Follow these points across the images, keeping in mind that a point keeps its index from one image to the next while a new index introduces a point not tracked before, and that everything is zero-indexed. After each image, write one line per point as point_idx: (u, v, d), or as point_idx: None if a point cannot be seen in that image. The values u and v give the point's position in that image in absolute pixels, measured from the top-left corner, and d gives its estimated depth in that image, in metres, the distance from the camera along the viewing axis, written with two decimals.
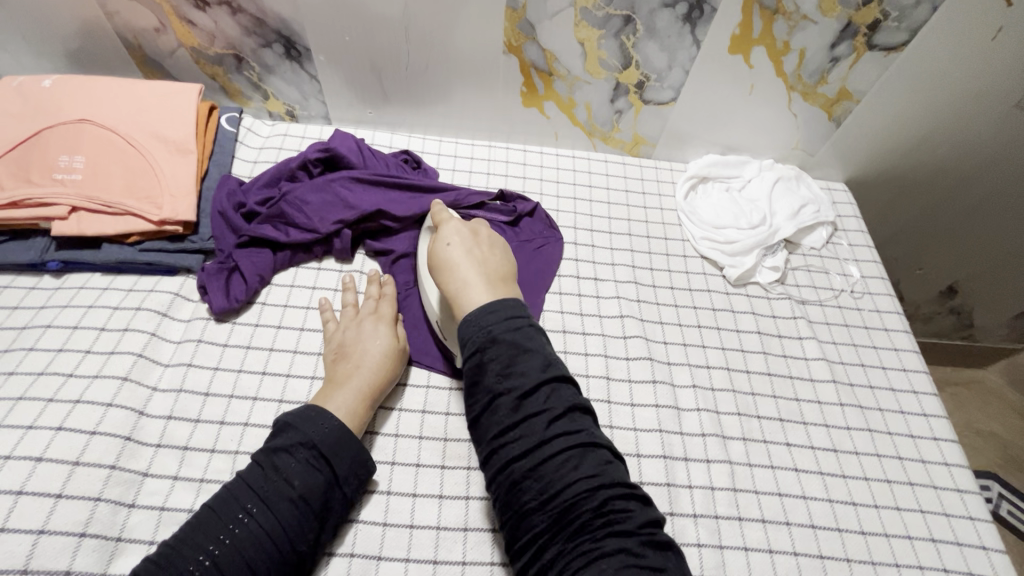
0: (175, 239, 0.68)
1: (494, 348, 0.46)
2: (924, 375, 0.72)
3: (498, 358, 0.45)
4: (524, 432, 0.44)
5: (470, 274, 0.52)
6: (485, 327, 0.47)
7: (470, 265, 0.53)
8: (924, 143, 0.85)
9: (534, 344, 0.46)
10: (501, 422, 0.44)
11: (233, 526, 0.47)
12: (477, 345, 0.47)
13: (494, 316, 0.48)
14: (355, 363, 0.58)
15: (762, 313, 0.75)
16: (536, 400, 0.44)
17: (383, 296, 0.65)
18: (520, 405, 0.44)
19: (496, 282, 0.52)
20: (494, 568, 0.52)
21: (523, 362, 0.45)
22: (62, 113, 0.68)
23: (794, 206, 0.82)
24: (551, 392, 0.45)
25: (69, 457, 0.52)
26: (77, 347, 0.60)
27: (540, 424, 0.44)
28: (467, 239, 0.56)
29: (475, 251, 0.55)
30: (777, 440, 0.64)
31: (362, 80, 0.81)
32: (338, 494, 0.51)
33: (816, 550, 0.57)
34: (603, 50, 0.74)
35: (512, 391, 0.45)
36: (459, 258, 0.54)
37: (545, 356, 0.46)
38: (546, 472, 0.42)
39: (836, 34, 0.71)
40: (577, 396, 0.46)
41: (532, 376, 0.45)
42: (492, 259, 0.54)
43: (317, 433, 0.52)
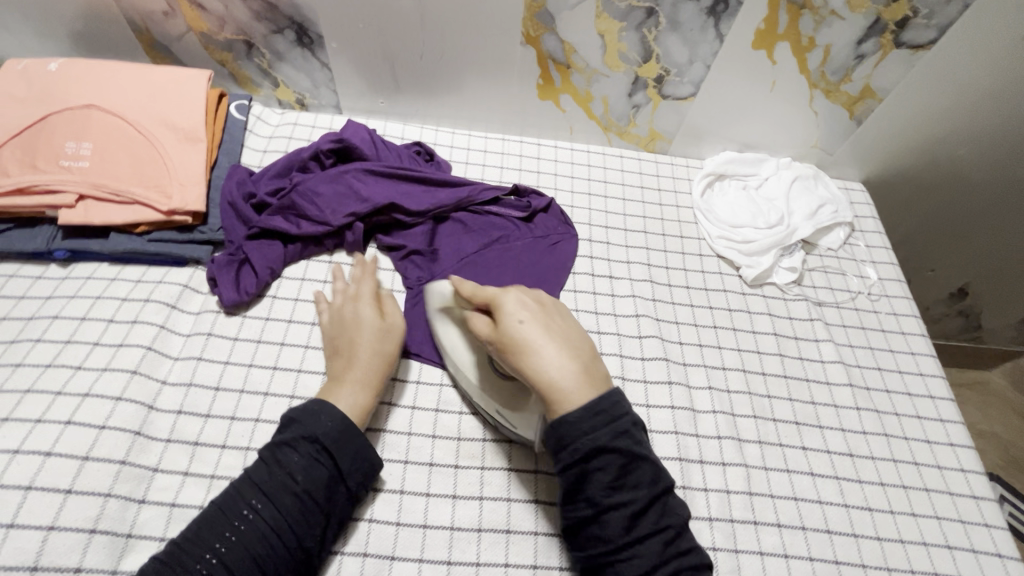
0: (183, 229, 0.66)
1: (606, 461, 0.44)
2: (941, 380, 0.71)
3: (609, 470, 0.44)
4: (635, 551, 0.44)
5: (562, 364, 0.45)
6: (593, 435, 0.44)
7: (557, 351, 0.46)
8: (944, 144, 0.84)
9: (644, 454, 0.46)
10: (612, 539, 0.44)
11: (238, 522, 0.46)
12: (585, 455, 0.44)
13: (602, 423, 0.44)
14: (349, 356, 0.57)
15: (778, 314, 0.74)
16: (648, 516, 0.44)
17: (360, 277, 0.64)
18: (633, 522, 0.44)
19: (588, 366, 0.47)
20: (509, 569, 0.52)
21: (636, 477, 0.45)
22: (69, 98, 0.67)
23: (812, 205, 0.81)
24: (661, 509, 0.45)
25: (78, 452, 0.51)
26: (85, 339, 0.58)
27: (655, 546, 0.44)
28: (537, 312, 0.48)
29: (554, 329, 0.48)
30: (793, 444, 0.64)
31: (375, 69, 0.79)
32: (343, 489, 0.50)
33: (831, 555, 0.57)
34: (623, 43, 0.72)
35: (625, 509, 0.44)
36: (542, 344, 0.46)
37: (655, 469, 0.46)
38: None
39: (863, 30, 0.70)
40: (678, 508, 0.47)
41: (647, 493, 0.45)
42: (571, 334, 0.48)
43: (319, 427, 0.50)
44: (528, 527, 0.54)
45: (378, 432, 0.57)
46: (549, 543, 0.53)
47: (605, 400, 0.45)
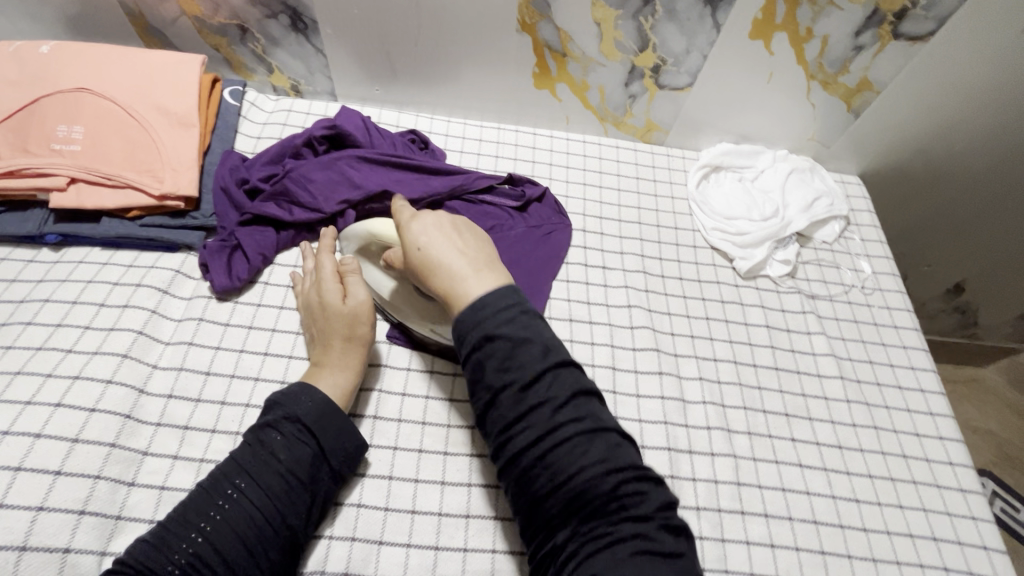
0: (176, 214, 0.66)
1: (490, 345, 0.43)
2: (932, 374, 0.71)
3: (496, 354, 0.43)
4: (528, 424, 0.42)
5: (454, 266, 0.47)
6: (476, 324, 0.44)
7: (451, 255, 0.48)
8: (942, 138, 0.83)
9: (531, 332, 0.44)
10: (504, 416, 0.43)
11: (222, 501, 0.46)
12: (471, 344, 0.44)
13: (485, 311, 0.44)
14: (321, 345, 0.57)
15: (771, 307, 0.74)
16: (539, 388, 0.43)
17: (323, 258, 0.61)
18: (523, 394, 0.43)
19: (481, 268, 0.48)
20: (496, 555, 0.52)
21: (522, 354, 0.43)
22: (61, 81, 0.66)
23: (808, 198, 0.81)
24: (553, 382, 0.43)
25: (68, 434, 0.51)
26: (77, 323, 0.58)
27: (544, 416, 0.42)
28: (441, 225, 0.50)
29: (450, 238, 0.49)
30: (782, 435, 0.64)
31: (371, 56, 0.78)
32: (326, 468, 0.50)
33: (817, 545, 0.57)
34: (619, 31, 0.72)
35: (514, 385, 0.43)
36: (435, 252, 0.48)
37: (544, 343, 0.44)
38: (556, 459, 0.42)
39: (862, 21, 0.69)
40: (580, 379, 0.44)
41: (533, 369, 0.43)
42: (472, 244, 0.49)
43: (301, 407, 0.51)
44: None
45: (369, 418, 0.57)
46: None
47: (490, 292, 0.45)
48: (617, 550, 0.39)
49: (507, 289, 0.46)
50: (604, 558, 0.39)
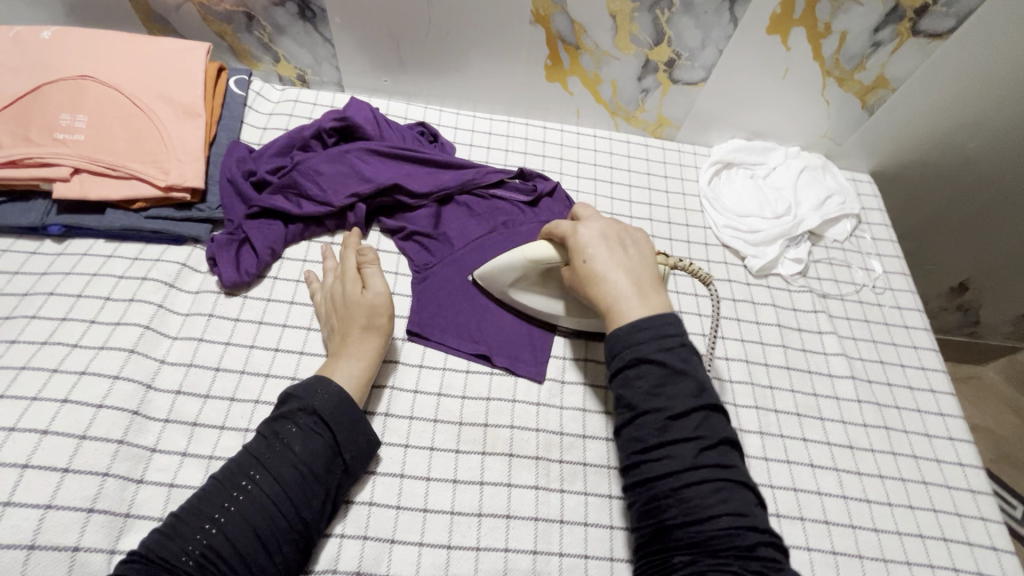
0: (181, 207, 0.65)
1: (641, 367, 0.45)
2: (943, 374, 0.71)
3: (648, 377, 0.45)
4: (668, 453, 0.43)
5: (619, 284, 0.49)
6: (630, 344, 0.46)
7: (617, 273, 0.50)
8: (956, 137, 0.83)
9: (688, 368, 0.45)
10: (644, 438, 0.44)
11: (237, 493, 0.46)
12: (623, 361, 0.46)
13: (643, 333, 0.46)
14: (340, 335, 0.56)
15: (783, 306, 0.74)
16: (686, 422, 0.44)
17: (346, 253, 0.61)
18: (669, 423, 0.44)
19: (646, 291, 0.49)
20: (509, 554, 0.52)
21: (673, 387, 0.44)
22: (63, 68, 0.65)
23: (820, 197, 0.80)
24: (703, 423, 0.44)
25: (75, 431, 0.50)
26: (82, 317, 0.57)
27: (690, 449, 0.43)
28: (608, 240, 0.52)
29: (617, 255, 0.51)
30: (794, 435, 0.64)
31: (379, 46, 0.77)
32: (339, 461, 0.49)
33: (829, 545, 0.57)
34: (635, 24, 0.70)
35: (662, 411, 0.44)
36: (604, 268, 0.50)
37: (699, 384, 0.45)
38: (690, 495, 0.42)
39: (881, 17, 0.68)
40: (727, 429, 0.45)
41: (683, 405, 0.44)
42: (637, 262, 0.51)
43: (316, 399, 0.50)
44: (529, 512, 0.54)
45: (380, 415, 0.57)
46: (549, 528, 0.53)
47: (657, 315, 0.47)
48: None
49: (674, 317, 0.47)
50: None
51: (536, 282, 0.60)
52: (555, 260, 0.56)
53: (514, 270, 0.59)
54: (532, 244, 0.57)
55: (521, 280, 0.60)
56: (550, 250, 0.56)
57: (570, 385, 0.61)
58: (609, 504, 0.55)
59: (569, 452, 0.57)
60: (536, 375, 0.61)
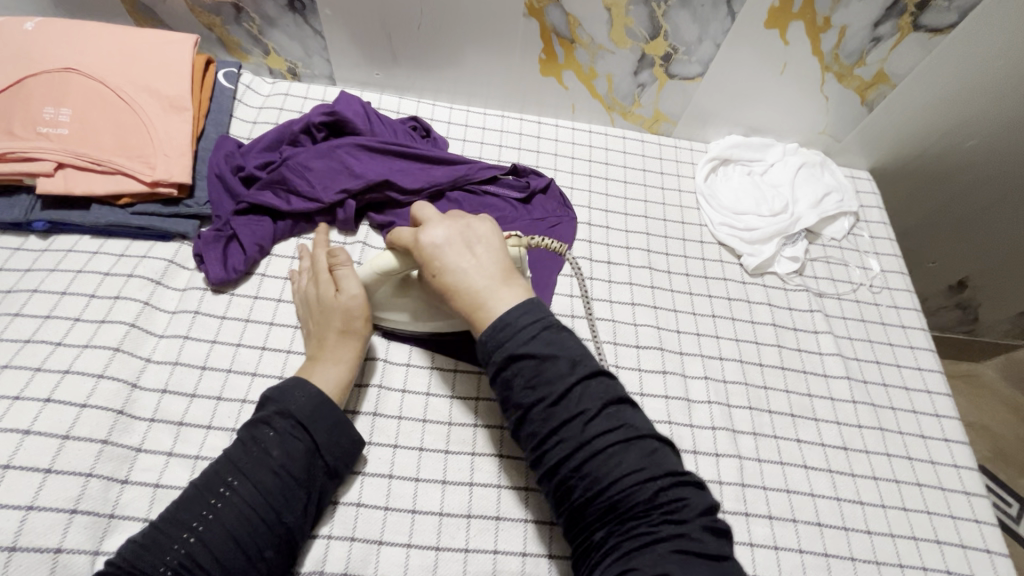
0: (169, 202, 0.64)
1: (515, 365, 0.43)
2: (939, 375, 0.70)
3: (524, 372, 0.44)
4: (559, 438, 0.43)
5: (474, 286, 0.47)
6: (498, 345, 0.44)
7: (469, 274, 0.47)
8: (955, 134, 0.81)
9: (556, 348, 0.44)
10: (537, 431, 0.43)
11: (214, 501, 0.45)
12: (497, 364, 0.44)
13: (508, 332, 0.44)
14: (317, 338, 0.55)
15: (778, 305, 0.73)
16: (567, 401, 0.43)
17: (318, 252, 0.59)
18: (552, 409, 0.43)
19: (500, 286, 0.47)
20: (497, 556, 0.51)
21: (548, 371, 0.43)
22: (47, 60, 0.63)
23: (818, 194, 0.79)
24: (584, 394, 0.43)
25: (58, 431, 0.50)
26: (66, 314, 0.57)
27: (573, 428, 0.43)
28: (452, 239, 0.48)
29: (462, 256, 0.48)
30: (788, 436, 0.63)
31: (371, 39, 0.75)
32: (321, 463, 0.49)
33: (821, 547, 0.57)
34: (630, 17, 0.69)
35: (545, 399, 0.43)
36: (456, 271, 0.47)
37: (571, 356, 0.44)
38: (589, 470, 0.42)
39: (881, 12, 0.67)
40: (611, 391, 0.44)
41: (561, 387, 0.43)
42: (488, 257, 0.48)
43: (294, 403, 0.49)
44: (518, 514, 0.53)
45: (368, 415, 0.56)
46: (539, 530, 0.53)
47: (515, 309, 0.45)
48: (658, 548, 0.40)
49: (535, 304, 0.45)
50: (647, 559, 0.39)
51: (398, 294, 0.56)
52: (401, 268, 0.52)
53: (369, 285, 0.54)
54: (377, 256, 0.53)
55: (380, 294, 0.56)
56: (394, 259, 0.52)
57: None
58: None
59: None
60: None
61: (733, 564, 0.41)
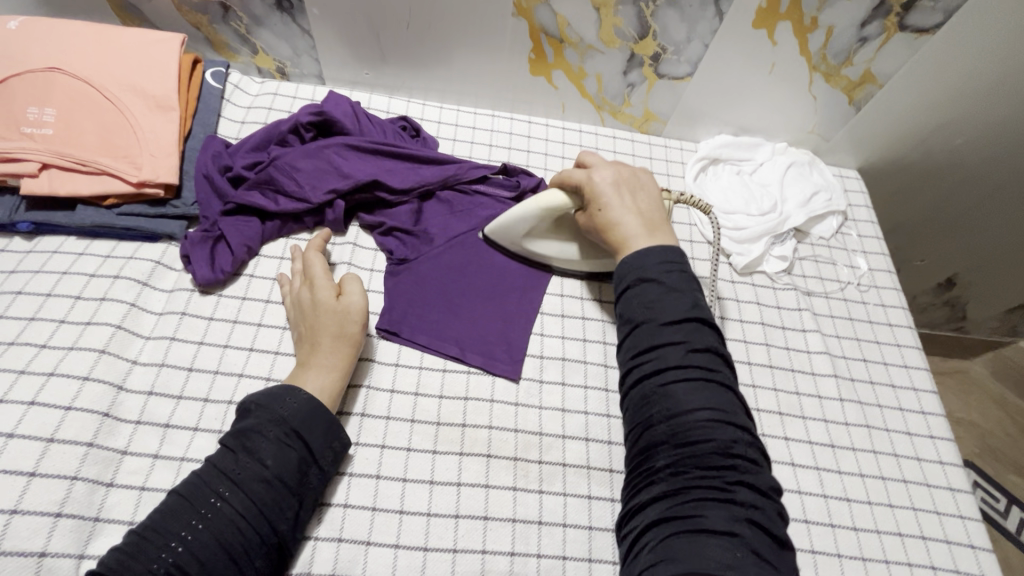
0: (155, 203, 0.64)
1: (641, 286, 0.49)
2: (925, 372, 0.71)
3: (647, 294, 0.48)
4: (659, 355, 0.46)
5: (630, 224, 0.54)
6: (635, 269, 0.50)
7: (626, 213, 0.55)
8: (942, 134, 0.82)
9: (680, 287, 0.48)
10: (640, 343, 0.47)
11: (206, 510, 0.44)
12: (627, 283, 0.50)
13: (648, 259, 0.50)
14: (308, 343, 0.55)
15: (767, 303, 0.73)
16: (678, 328, 0.46)
17: (309, 256, 0.60)
18: (663, 328, 0.47)
19: (655, 228, 0.54)
20: (486, 556, 0.51)
21: (669, 300, 0.48)
22: (30, 60, 0.63)
23: (806, 192, 0.80)
24: (695, 330, 0.46)
25: (44, 433, 0.50)
26: (51, 317, 0.56)
27: (679, 349, 0.46)
28: (618, 184, 0.57)
29: (622, 199, 0.56)
30: (776, 434, 0.63)
31: (360, 37, 0.75)
32: (314, 470, 0.49)
33: (808, 544, 0.57)
34: (619, 17, 0.69)
35: (660, 318, 0.47)
36: (614, 209, 0.55)
37: (691, 298, 0.48)
38: (676, 395, 0.44)
39: (866, 12, 0.68)
40: (716, 341, 0.47)
41: (677, 313, 0.47)
42: (644, 203, 0.56)
43: (285, 409, 0.49)
44: (506, 514, 0.53)
45: (355, 416, 0.56)
46: (527, 530, 0.53)
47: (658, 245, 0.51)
48: (732, 508, 0.39)
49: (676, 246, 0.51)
50: (718, 513, 0.39)
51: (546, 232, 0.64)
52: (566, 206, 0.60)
53: (532, 221, 0.62)
54: (546, 194, 0.61)
55: (536, 231, 0.64)
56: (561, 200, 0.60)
57: (549, 385, 0.61)
58: (588, 504, 0.55)
59: (547, 451, 0.57)
60: (512, 373, 0.60)
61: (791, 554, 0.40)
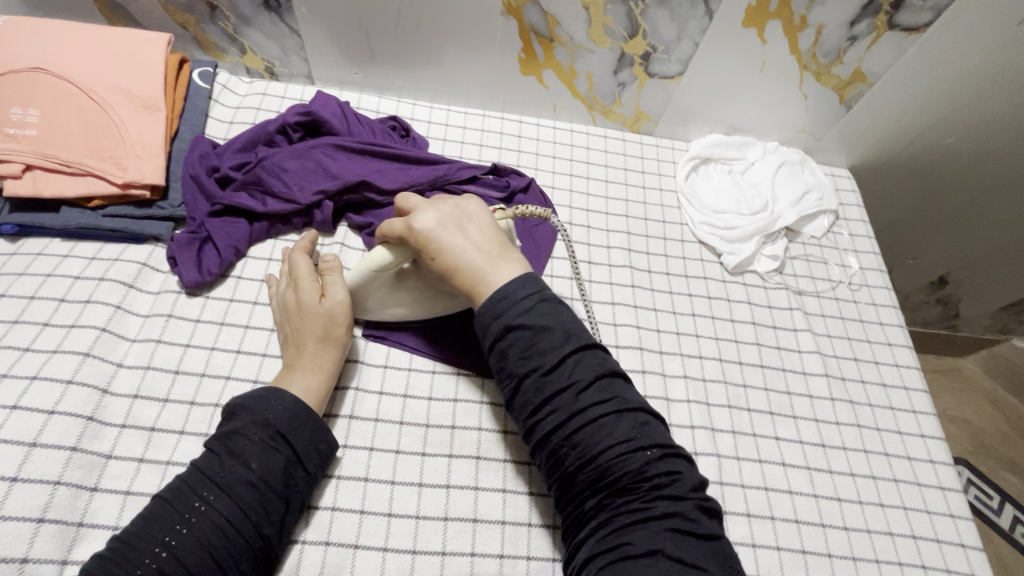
0: (141, 204, 0.63)
1: (510, 335, 0.44)
2: (916, 371, 0.71)
3: (521, 343, 0.44)
4: (552, 408, 0.43)
5: (474, 265, 0.47)
6: (496, 317, 0.45)
7: (467, 254, 0.47)
8: (932, 132, 0.82)
9: (551, 320, 0.44)
10: (530, 401, 0.44)
11: (190, 514, 0.44)
12: (494, 334, 0.45)
13: (505, 305, 0.45)
14: (295, 344, 0.54)
15: (758, 303, 0.73)
16: (560, 373, 0.43)
17: (295, 256, 0.59)
18: (546, 380, 0.43)
19: (498, 260, 0.47)
20: (475, 558, 0.51)
21: (543, 343, 0.44)
22: (13, 60, 0.62)
23: (797, 192, 0.79)
24: (577, 366, 0.44)
25: (25, 438, 0.49)
26: (35, 319, 0.55)
27: (566, 395, 0.43)
28: (444, 222, 0.49)
29: (456, 236, 0.48)
30: (767, 434, 0.63)
31: (349, 37, 0.75)
32: (300, 472, 0.48)
33: (799, 545, 0.57)
34: (609, 16, 0.69)
35: (540, 369, 0.43)
36: (452, 253, 0.47)
37: (566, 328, 0.45)
38: (579, 441, 0.43)
39: (856, 11, 0.68)
40: (604, 363, 0.45)
41: (556, 357, 0.43)
42: (479, 234, 0.49)
43: (271, 412, 0.48)
44: (495, 516, 0.53)
45: (344, 418, 0.56)
46: (516, 532, 0.52)
47: (514, 282, 0.46)
48: (652, 525, 0.41)
49: (531, 276, 0.46)
50: (641, 535, 0.40)
51: (393, 289, 0.56)
52: (397, 260, 0.52)
53: (370, 282, 0.54)
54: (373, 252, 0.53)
55: (384, 290, 0.56)
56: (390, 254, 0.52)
57: None
58: None
59: None
60: None
61: (724, 541, 0.42)
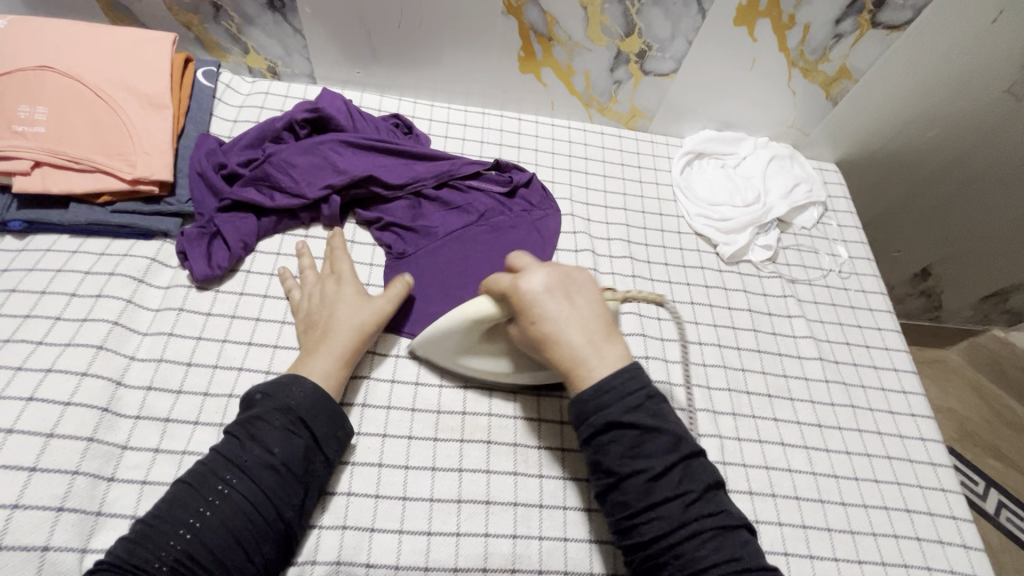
0: (149, 199, 0.64)
1: (615, 431, 0.44)
2: (904, 354, 0.74)
3: (623, 441, 0.44)
4: (656, 515, 0.43)
5: (574, 341, 0.46)
6: (599, 409, 0.44)
7: (568, 327, 0.47)
8: (913, 127, 0.86)
9: (659, 422, 0.44)
10: (631, 502, 0.43)
11: (213, 498, 0.45)
12: (594, 428, 0.44)
13: (612, 399, 0.44)
14: (317, 331, 0.56)
15: (753, 291, 0.76)
16: (666, 480, 0.43)
17: (336, 256, 0.62)
18: (652, 484, 0.43)
19: (603, 341, 0.47)
20: (488, 539, 0.52)
21: (651, 445, 0.44)
22: (21, 58, 0.63)
23: (788, 184, 0.82)
24: (686, 473, 0.44)
25: (43, 428, 0.49)
26: (47, 314, 0.56)
27: (674, 506, 0.43)
28: (553, 289, 0.48)
29: (562, 307, 0.47)
30: (765, 416, 0.65)
31: (352, 37, 0.76)
32: (320, 457, 0.49)
33: (800, 520, 0.59)
34: (606, 15, 0.71)
35: (644, 473, 0.43)
36: (556, 325, 0.47)
37: (675, 435, 0.45)
38: (686, 552, 0.41)
39: (840, 10, 0.71)
40: (709, 474, 0.45)
41: (662, 461, 0.43)
42: (586, 309, 0.48)
43: (292, 398, 0.49)
44: (508, 498, 0.54)
45: (357, 406, 0.57)
46: (528, 513, 0.54)
47: (611, 376, 0.45)
48: None
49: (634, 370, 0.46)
50: None
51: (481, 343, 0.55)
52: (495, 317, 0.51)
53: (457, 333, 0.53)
54: (470, 304, 0.52)
55: (470, 341, 0.55)
56: (489, 308, 0.51)
57: None
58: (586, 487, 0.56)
59: (545, 437, 0.58)
60: None
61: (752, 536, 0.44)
